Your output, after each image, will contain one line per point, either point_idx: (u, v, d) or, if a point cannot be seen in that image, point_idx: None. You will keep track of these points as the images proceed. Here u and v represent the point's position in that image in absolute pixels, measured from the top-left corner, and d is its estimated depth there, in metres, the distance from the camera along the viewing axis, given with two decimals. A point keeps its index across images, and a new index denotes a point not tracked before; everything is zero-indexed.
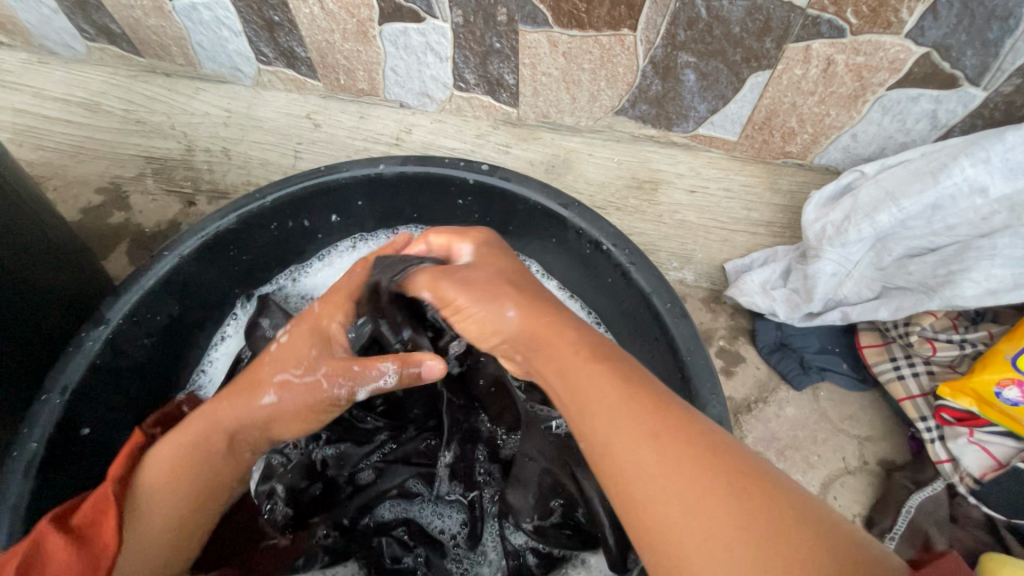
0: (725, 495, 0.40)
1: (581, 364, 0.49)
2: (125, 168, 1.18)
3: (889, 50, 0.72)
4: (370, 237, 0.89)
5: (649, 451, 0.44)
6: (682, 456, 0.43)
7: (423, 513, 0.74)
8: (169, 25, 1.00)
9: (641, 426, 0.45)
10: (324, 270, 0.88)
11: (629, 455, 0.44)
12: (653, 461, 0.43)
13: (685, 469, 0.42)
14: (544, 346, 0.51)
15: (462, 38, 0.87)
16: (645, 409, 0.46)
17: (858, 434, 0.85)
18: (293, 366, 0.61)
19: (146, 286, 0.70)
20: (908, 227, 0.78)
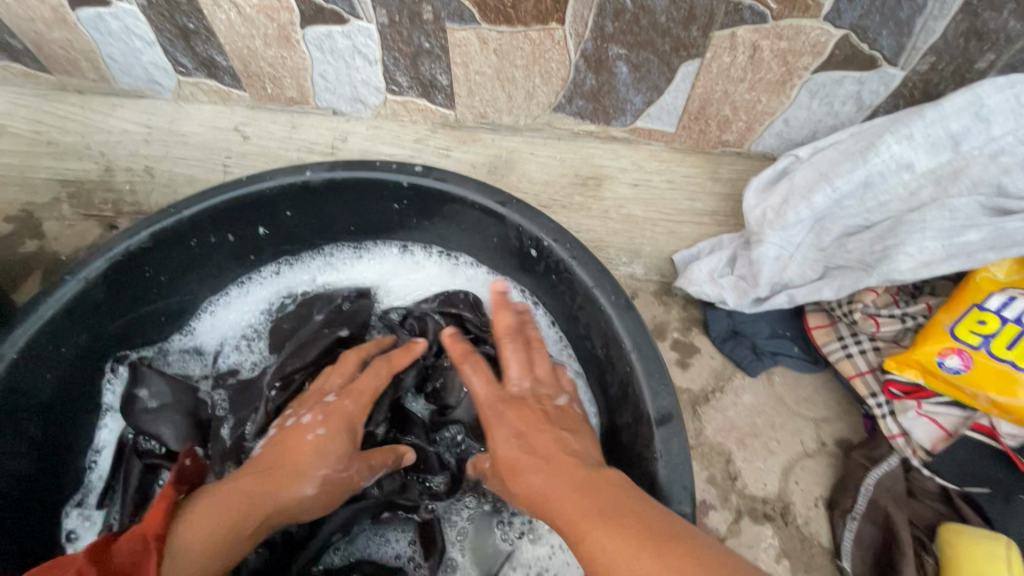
0: (644, 537, 0.42)
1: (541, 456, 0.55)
2: (37, 194, 1.06)
3: (810, 34, 0.73)
4: (295, 260, 0.85)
5: (581, 508, 0.47)
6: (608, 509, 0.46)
7: (367, 545, 0.72)
8: (77, 39, 0.94)
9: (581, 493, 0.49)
10: (240, 299, 0.83)
11: (578, 518, 0.46)
12: (603, 527, 0.44)
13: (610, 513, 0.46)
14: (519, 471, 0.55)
15: (390, 39, 0.84)
16: (591, 485, 0.49)
17: (815, 416, 0.85)
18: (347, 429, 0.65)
19: (46, 315, 0.63)
20: (844, 206, 0.79)
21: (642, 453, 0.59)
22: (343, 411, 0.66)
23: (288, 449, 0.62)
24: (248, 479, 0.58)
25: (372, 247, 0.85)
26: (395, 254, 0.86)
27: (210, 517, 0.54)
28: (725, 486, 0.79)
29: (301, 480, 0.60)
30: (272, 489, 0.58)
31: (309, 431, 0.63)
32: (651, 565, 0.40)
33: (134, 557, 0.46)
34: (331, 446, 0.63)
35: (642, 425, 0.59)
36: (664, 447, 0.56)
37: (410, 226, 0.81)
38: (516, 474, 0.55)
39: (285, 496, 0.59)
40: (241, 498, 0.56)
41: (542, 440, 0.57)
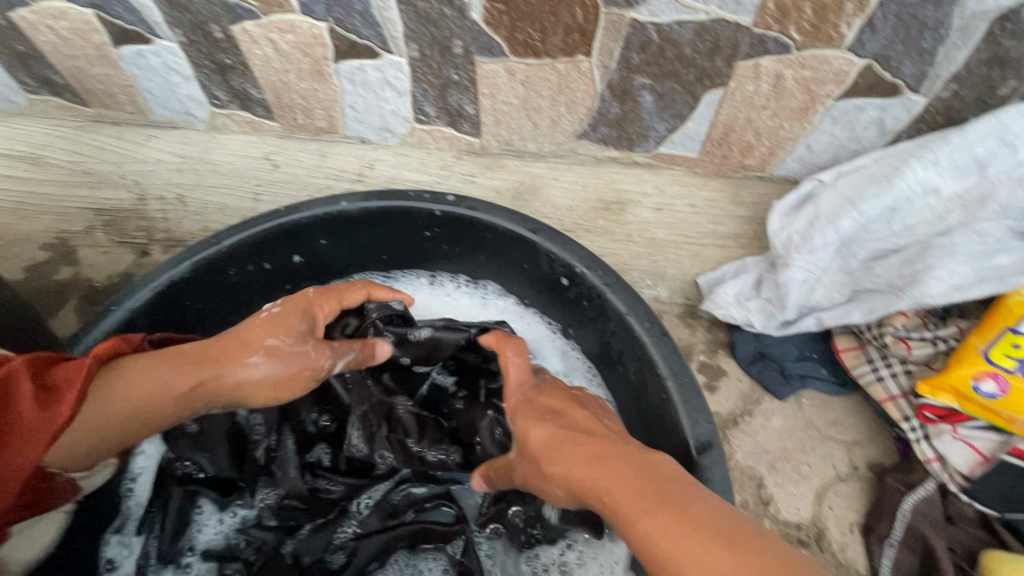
0: (701, 526, 0.46)
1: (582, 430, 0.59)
2: (72, 222, 1.11)
3: (833, 63, 0.75)
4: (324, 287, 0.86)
5: (623, 490, 0.51)
6: (648, 490, 0.50)
7: None
8: (117, 74, 0.97)
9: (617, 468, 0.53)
10: None
11: (630, 502, 0.50)
12: (656, 524, 0.47)
13: (640, 489, 0.50)
14: (561, 457, 0.57)
15: (420, 72, 0.87)
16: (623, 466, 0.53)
17: (845, 439, 0.84)
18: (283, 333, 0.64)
19: (91, 344, 0.65)
20: (870, 230, 0.80)
21: None
22: (299, 300, 0.68)
23: (234, 333, 0.64)
24: (180, 368, 0.60)
25: (398, 275, 0.87)
26: (425, 284, 0.87)
27: (142, 380, 0.58)
28: (757, 511, 0.79)
29: (247, 360, 0.62)
30: (208, 373, 0.61)
31: (255, 353, 0.63)
32: (672, 526, 0.46)
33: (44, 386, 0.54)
34: (290, 358, 0.64)
35: (682, 454, 0.59)
36: (706, 475, 0.56)
37: (440, 253, 0.83)
38: (558, 455, 0.58)
39: (230, 379, 0.62)
40: (158, 389, 0.59)
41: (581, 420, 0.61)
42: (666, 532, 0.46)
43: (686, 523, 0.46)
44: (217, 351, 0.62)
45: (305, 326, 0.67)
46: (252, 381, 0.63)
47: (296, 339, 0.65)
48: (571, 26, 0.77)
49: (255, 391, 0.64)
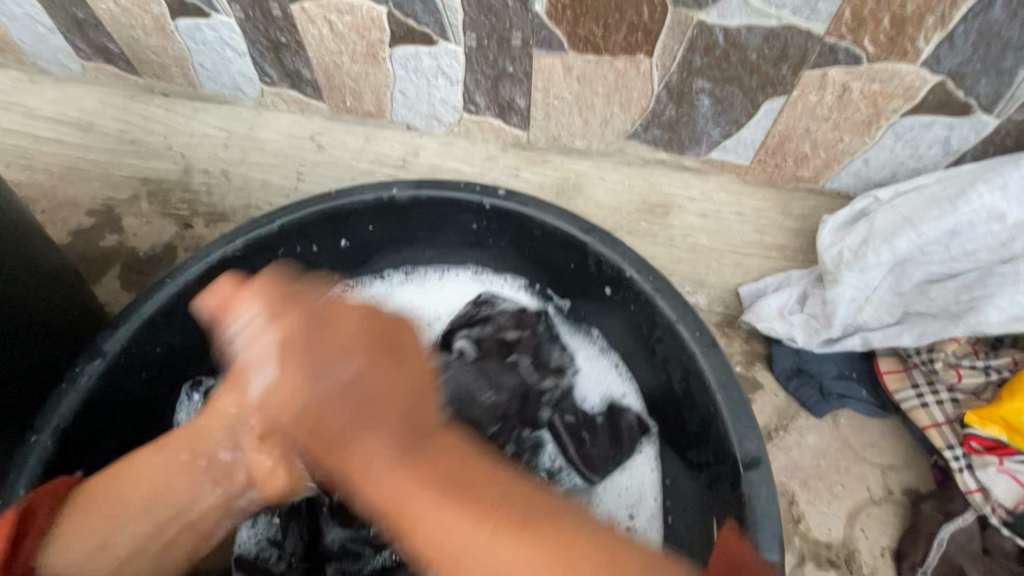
0: (453, 499, 0.46)
1: (332, 361, 0.54)
2: (117, 190, 1.08)
3: (904, 78, 0.73)
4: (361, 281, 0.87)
5: (398, 473, 0.48)
6: (442, 478, 0.48)
7: None
8: (171, 45, 0.98)
9: (395, 458, 0.49)
10: None
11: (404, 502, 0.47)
12: (443, 520, 0.44)
13: (427, 504, 0.46)
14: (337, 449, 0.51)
15: (475, 61, 0.86)
16: (374, 393, 0.53)
17: (881, 462, 0.83)
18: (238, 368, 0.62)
19: (146, 314, 0.66)
20: (926, 252, 0.78)
21: (726, 498, 0.59)
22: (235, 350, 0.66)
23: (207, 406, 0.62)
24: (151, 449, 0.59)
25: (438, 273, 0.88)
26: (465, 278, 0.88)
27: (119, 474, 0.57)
28: (788, 528, 0.79)
29: (247, 386, 0.55)
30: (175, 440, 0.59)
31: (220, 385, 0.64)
32: (475, 541, 0.43)
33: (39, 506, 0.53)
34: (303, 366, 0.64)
35: (727, 466, 0.59)
36: (750, 493, 0.56)
37: (484, 246, 0.82)
38: (349, 416, 0.51)
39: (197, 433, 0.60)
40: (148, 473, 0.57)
41: (327, 388, 0.53)
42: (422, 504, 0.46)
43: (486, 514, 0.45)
44: (184, 429, 0.60)
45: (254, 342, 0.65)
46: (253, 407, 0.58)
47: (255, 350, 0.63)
48: (635, 25, 0.75)
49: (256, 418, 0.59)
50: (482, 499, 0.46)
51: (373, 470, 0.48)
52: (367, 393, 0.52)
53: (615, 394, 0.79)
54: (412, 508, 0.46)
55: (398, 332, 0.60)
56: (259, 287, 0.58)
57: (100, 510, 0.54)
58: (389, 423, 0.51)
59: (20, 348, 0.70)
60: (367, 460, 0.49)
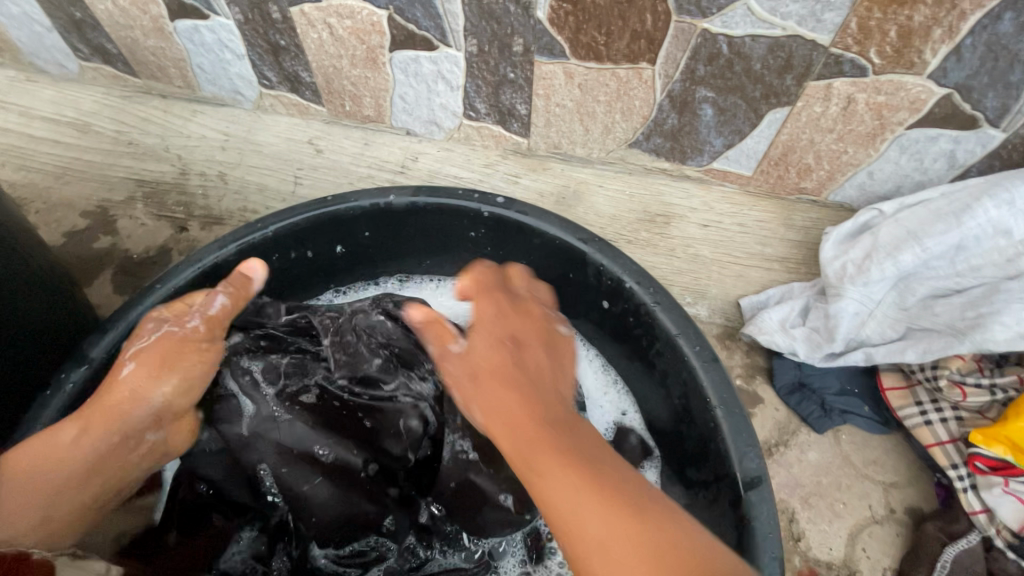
0: (613, 496, 0.46)
1: (492, 384, 0.55)
2: (114, 192, 1.07)
3: (910, 90, 0.72)
4: (353, 288, 0.85)
5: (536, 441, 0.50)
6: (581, 459, 0.49)
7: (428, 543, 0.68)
8: (170, 47, 0.98)
9: (531, 431, 0.51)
10: None
11: (542, 458, 0.48)
12: (564, 487, 0.46)
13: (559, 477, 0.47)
14: (513, 421, 0.52)
15: (475, 67, 0.85)
16: (517, 374, 0.55)
17: (883, 480, 0.81)
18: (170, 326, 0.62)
19: (135, 320, 0.64)
20: (931, 267, 0.78)
21: (727, 518, 0.58)
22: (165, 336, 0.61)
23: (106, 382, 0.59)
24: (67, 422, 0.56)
25: (433, 282, 0.86)
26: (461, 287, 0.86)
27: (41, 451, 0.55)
28: (788, 546, 0.77)
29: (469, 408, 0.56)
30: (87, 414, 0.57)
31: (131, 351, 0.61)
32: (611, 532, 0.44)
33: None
34: (168, 353, 0.61)
35: (729, 485, 0.58)
36: (752, 514, 0.54)
37: (482, 255, 0.81)
38: (481, 389, 0.55)
39: (120, 410, 0.58)
40: (49, 450, 0.55)
41: (487, 358, 0.57)
42: (565, 485, 0.46)
43: (619, 517, 0.45)
44: (98, 405, 0.58)
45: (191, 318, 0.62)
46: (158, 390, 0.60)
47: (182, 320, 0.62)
48: (638, 33, 0.74)
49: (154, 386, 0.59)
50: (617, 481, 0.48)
51: (514, 436, 0.51)
52: (515, 377, 0.55)
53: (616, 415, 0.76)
54: (545, 486, 0.47)
55: (530, 327, 0.60)
56: (487, 299, 0.62)
57: (27, 479, 0.53)
58: (529, 397, 0.53)
59: (6, 350, 0.69)
60: (499, 424, 0.53)
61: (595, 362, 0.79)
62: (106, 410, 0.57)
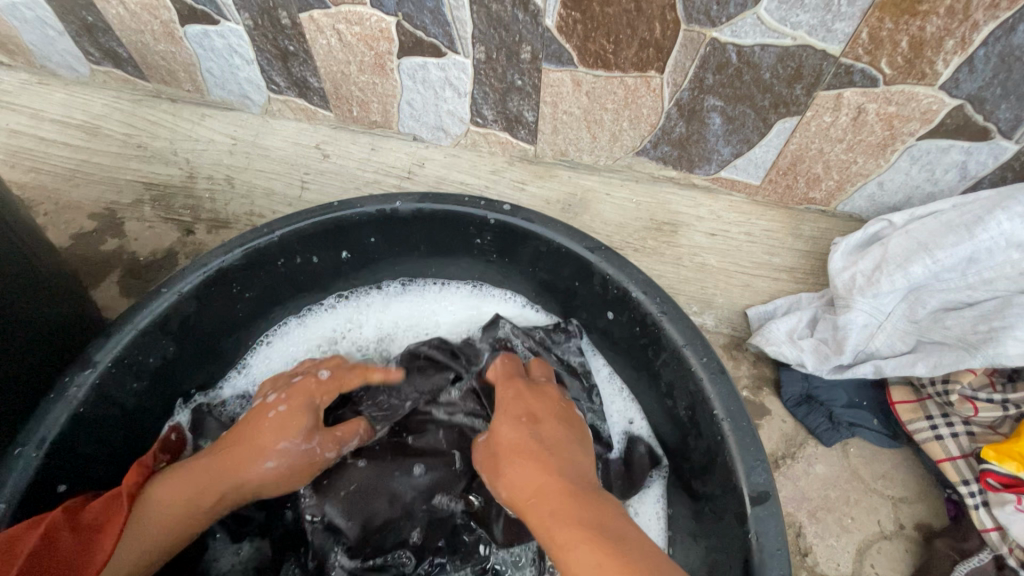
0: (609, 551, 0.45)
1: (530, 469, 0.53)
2: (121, 195, 1.07)
3: (921, 101, 0.71)
4: (356, 294, 0.85)
5: (571, 510, 0.49)
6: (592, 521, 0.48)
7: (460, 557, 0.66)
8: (180, 52, 0.98)
9: (555, 491, 0.51)
10: (299, 331, 0.82)
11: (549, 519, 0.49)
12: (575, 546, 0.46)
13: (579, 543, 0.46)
14: (504, 461, 0.56)
15: (483, 74, 0.85)
16: (553, 459, 0.54)
17: (892, 495, 0.80)
18: (295, 434, 0.61)
19: (140, 325, 0.64)
20: (942, 279, 0.77)
21: (734, 533, 0.56)
22: (308, 386, 0.66)
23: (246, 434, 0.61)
24: (209, 471, 0.58)
25: (437, 287, 0.86)
26: (465, 293, 0.85)
27: (178, 487, 0.57)
28: (795, 561, 0.76)
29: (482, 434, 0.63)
30: (229, 474, 0.59)
31: (272, 408, 0.63)
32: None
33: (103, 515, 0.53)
34: (304, 467, 0.62)
35: (736, 500, 0.57)
36: (759, 530, 0.54)
37: (488, 262, 0.81)
38: (502, 469, 0.56)
39: (250, 480, 0.59)
40: (178, 510, 0.56)
41: (512, 442, 0.57)
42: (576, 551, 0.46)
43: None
44: (221, 471, 0.59)
45: (312, 421, 0.63)
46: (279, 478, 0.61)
47: (308, 438, 0.62)
48: (646, 41, 0.74)
49: (294, 472, 0.61)
50: (632, 541, 0.47)
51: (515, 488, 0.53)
52: (554, 458, 0.54)
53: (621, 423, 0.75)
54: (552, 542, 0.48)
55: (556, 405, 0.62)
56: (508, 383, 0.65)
57: (152, 533, 0.55)
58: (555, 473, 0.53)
59: (7, 351, 0.68)
60: (522, 498, 0.52)
61: (599, 371, 0.78)
62: (226, 469, 0.59)
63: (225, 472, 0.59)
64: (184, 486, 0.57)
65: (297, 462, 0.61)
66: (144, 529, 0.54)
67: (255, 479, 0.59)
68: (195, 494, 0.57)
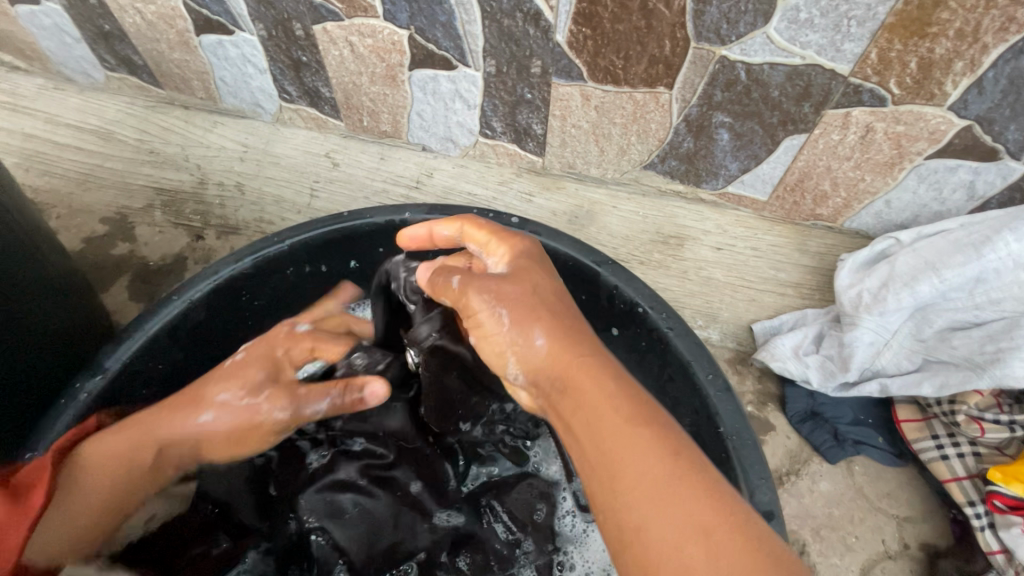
0: (639, 432, 0.42)
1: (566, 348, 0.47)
2: (132, 200, 1.08)
3: (930, 121, 0.71)
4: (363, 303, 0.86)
5: (602, 401, 0.44)
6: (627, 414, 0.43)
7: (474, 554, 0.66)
8: (194, 60, 1.00)
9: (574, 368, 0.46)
10: None
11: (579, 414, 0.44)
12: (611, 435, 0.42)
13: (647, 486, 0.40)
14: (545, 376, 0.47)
15: (493, 87, 0.86)
16: (570, 325, 0.49)
17: (897, 514, 0.80)
18: (237, 387, 0.59)
19: (150, 332, 0.65)
20: (949, 298, 0.77)
21: None
22: (269, 337, 0.64)
23: (196, 387, 0.61)
24: (140, 426, 0.58)
25: None
26: None
27: (112, 451, 0.56)
28: None
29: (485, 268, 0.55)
30: (160, 436, 0.58)
31: (226, 359, 0.62)
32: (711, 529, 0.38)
33: (37, 474, 0.53)
34: (243, 419, 0.59)
35: None
36: None
37: None
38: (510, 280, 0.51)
39: (186, 438, 0.58)
40: (114, 465, 0.56)
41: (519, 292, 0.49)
42: (617, 442, 0.42)
43: (671, 483, 0.40)
44: (156, 424, 0.58)
45: (263, 372, 0.61)
46: (220, 432, 0.59)
47: (252, 390, 0.59)
48: (656, 58, 0.75)
49: (229, 437, 0.60)
50: (694, 457, 0.42)
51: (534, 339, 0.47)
52: (565, 326, 0.49)
53: None
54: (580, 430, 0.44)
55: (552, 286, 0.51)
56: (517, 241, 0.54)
57: (89, 489, 0.55)
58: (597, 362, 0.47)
59: (17, 354, 0.69)
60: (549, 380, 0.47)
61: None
62: (166, 419, 0.58)
63: (162, 424, 0.58)
64: (119, 446, 0.56)
65: (237, 415, 0.59)
66: (73, 490, 0.54)
67: (193, 432, 0.58)
68: (125, 447, 0.56)
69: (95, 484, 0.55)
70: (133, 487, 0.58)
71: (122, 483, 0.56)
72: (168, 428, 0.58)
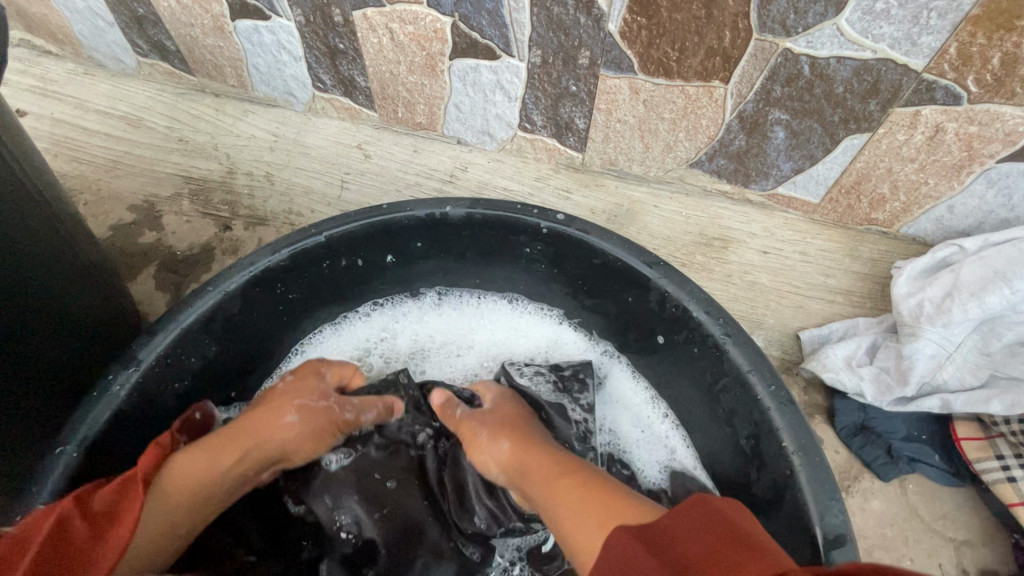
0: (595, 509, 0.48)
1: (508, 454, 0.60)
2: (161, 187, 1.04)
3: (1007, 122, 0.67)
4: (392, 302, 0.83)
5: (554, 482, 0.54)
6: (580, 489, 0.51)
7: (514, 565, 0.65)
8: (227, 46, 0.98)
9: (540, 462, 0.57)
10: (334, 339, 0.81)
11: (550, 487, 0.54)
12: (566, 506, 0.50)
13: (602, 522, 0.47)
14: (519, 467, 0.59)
15: (537, 78, 0.82)
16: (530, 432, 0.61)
17: (955, 537, 0.75)
18: (307, 394, 0.63)
19: (185, 324, 0.62)
20: (1018, 311, 0.73)
21: None
22: (310, 362, 0.67)
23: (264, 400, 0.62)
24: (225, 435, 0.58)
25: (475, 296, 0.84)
26: (500, 301, 0.83)
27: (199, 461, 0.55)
28: None
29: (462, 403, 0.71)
30: (248, 443, 0.58)
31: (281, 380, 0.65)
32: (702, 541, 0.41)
33: (116, 501, 0.49)
34: (320, 425, 0.62)
35: (807, 540, 0.53)
36: None
37: (534, 272, 0.78)
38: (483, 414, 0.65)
39: (269, 443, 0.59)
40: (200, 471, 0.55)
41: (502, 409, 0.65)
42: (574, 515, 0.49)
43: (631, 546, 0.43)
44: (245, 429, 0.59)
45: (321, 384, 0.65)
46: (297, 441, 0.61)
47: (319, 397, 0.64)
48: (714, 50, 0.71)
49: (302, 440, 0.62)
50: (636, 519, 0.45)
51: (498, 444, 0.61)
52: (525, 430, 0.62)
53: (668, 452, 0.72)
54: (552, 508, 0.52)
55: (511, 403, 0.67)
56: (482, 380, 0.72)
57: (178, 499, 0.53)
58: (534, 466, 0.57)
59: (42, 343, 0.66)
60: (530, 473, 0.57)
61: (647, 391, 0.75)
62: (248, 425, 0.59)
63: (248, 430, 0.59)
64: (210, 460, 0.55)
65: (315, 420, 0.62)
66: (162, 503, 0.52)
67: (279, 435, 0.60)
68: (211, 455, 0.56)
69: (185, 491, 0.54)
70: (216, 494, 0.56)
71: (213, 487, 0.56)
72: (253, 431, 0.59)
